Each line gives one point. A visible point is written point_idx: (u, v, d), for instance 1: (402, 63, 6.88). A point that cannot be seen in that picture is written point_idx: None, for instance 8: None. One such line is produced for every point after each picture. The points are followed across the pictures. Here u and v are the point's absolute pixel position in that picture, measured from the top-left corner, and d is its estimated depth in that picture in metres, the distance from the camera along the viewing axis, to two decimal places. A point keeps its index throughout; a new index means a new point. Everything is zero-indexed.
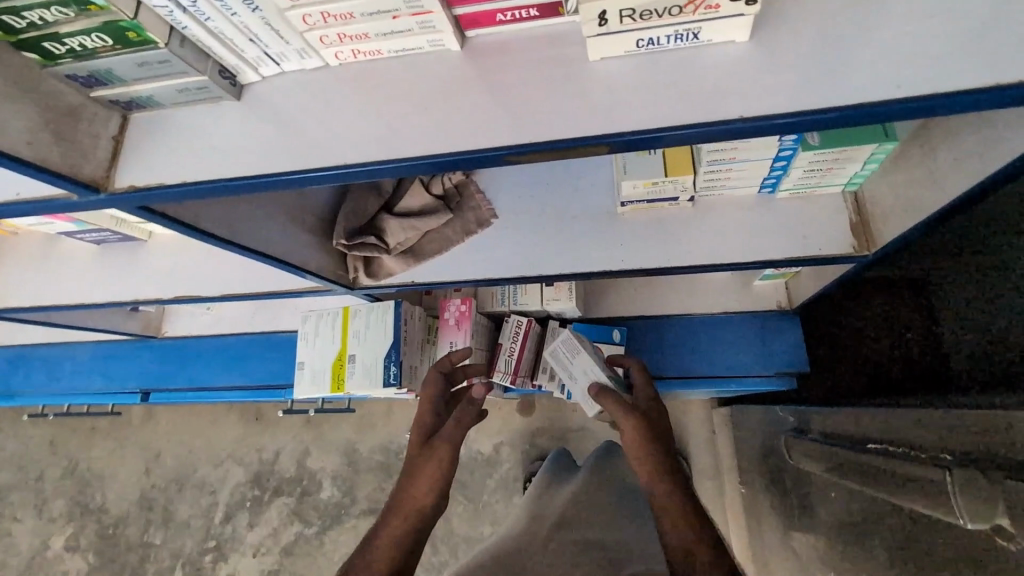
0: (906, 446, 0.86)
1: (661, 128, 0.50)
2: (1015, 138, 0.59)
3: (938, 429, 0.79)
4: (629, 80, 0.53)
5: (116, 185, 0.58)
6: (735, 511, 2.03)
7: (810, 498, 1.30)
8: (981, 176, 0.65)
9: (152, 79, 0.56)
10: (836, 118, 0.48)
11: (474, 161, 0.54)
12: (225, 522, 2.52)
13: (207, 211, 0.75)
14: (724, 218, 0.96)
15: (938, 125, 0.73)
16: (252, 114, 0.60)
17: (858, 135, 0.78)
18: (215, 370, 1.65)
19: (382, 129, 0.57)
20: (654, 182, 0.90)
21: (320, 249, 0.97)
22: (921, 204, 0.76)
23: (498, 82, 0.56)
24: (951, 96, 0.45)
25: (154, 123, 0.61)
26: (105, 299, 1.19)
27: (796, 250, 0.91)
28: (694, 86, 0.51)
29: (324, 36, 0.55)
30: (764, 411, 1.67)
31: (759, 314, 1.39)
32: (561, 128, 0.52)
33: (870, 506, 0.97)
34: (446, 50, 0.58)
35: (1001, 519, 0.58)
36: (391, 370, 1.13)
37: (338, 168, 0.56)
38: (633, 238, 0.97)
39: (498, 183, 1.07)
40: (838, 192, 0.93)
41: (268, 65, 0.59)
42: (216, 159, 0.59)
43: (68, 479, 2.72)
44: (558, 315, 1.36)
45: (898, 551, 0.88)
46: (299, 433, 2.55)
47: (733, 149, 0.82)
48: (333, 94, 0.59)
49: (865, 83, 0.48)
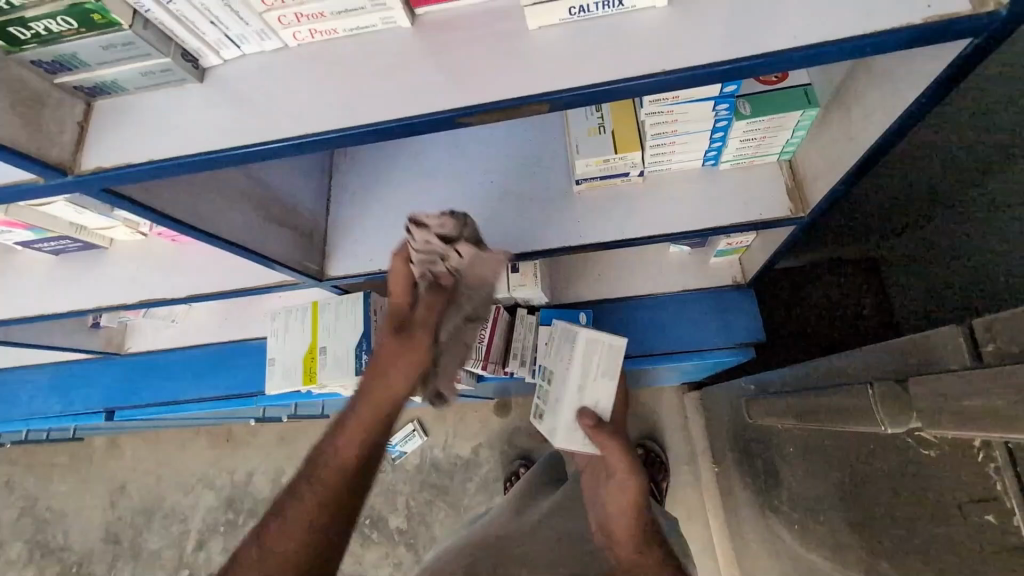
0: (829, 380, 0.94)
1: (597, 85, 0.56)
2: (906, 89, 0.68)
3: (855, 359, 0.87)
4: (564, 45, 0.59)
5: (83, 167, 0.60)
6: (711, 493, 2.09)
7: (775, 463, 1.36)
8: (885, 127, 0.73)
9: (116, 62, 0.59)
10: (745, 67, 0.55)
11: (429, 124, 0.59)
12: (198, 549, 2.44)
13: (174, 199, 0.77)
14: (672, 193, 1.03)
15: (850, 88, 0.82)
16: (215, 94, 0.63)
17: (785, 104, 0.86)
18: (183, 384, 1.63)
19: (343, 102, 0.61)
20: (605, 159, 0.96)
21: (289, 240, 0.99)
22: (843, 160, 0.84)
23: (448, 54, 0.61)
24: (838, 44, 0.54)
25: (118, 109, 0.64)
26: (65, 309, 1.17)
27: (739, 217, 0.98)
28: (623, 47, 0.58)
29: (281, 17, 0.59)
30: (729, 388, 1.75)
31: (718, 288, 1.45)
32: (504, 90, 0.58)
33: (818, 441, 1.05)
34: (397, 27, 0.63)
35: (914, 422, 0.66)
36: (363, 358, 1.14)
37: (305, 137, 0.60)
38: (590, 215, 1.04)
39: (460, 169, 1.12)
40: (774, 161, 1.01)
41: (229, 47, 0.63)
42: (182, 138, 0.62)
43: (26, 519, 2.59)
44: (526, 302, 1.40)
45: (846, 486, 0.95)
46: (273, 452, 2.51)
47: (674, 121, 0.88)
48: (293, 71, 0.63)
49: (769, 39, 0.56)
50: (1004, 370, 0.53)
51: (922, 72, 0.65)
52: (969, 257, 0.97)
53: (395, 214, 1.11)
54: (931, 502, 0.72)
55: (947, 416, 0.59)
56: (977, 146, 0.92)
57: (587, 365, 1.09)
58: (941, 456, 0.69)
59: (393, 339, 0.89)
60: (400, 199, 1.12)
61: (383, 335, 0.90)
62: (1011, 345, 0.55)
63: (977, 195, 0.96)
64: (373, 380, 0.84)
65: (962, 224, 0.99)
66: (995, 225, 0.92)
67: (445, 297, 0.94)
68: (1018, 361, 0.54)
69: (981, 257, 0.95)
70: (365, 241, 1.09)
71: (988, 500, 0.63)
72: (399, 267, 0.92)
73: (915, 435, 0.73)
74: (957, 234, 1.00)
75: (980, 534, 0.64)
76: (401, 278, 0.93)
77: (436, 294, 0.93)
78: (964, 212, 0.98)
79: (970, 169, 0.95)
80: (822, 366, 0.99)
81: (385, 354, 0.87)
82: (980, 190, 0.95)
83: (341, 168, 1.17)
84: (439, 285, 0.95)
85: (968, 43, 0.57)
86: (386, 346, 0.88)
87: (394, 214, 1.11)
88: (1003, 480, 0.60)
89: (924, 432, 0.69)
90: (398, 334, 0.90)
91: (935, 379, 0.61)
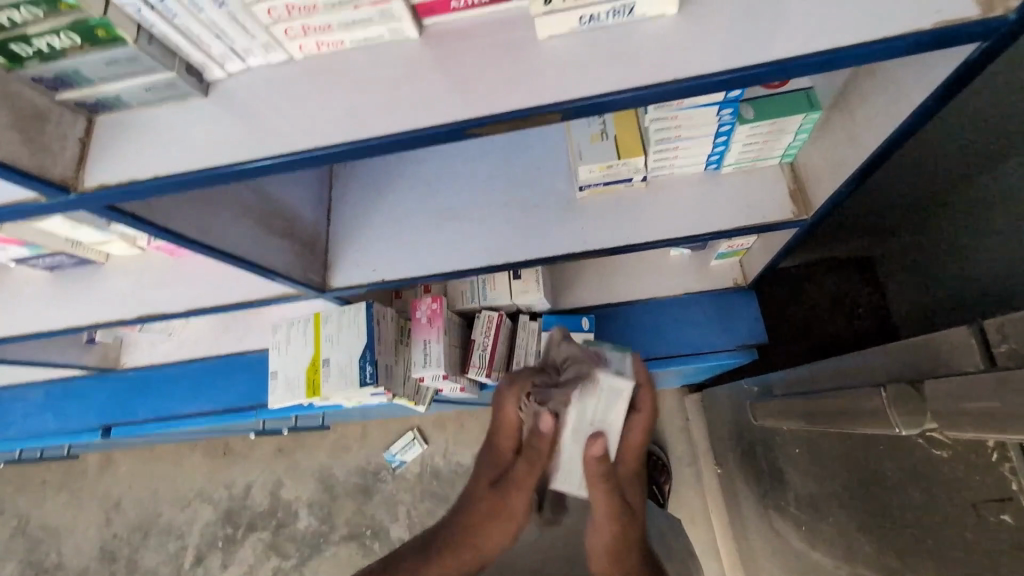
0: (835, 381, 0.95)
1: (609, 93, 0.56)
2: (911, 92, 0.69)
3: (861, 361, 0.87)
4: (575, 55, 0.58)
5: (85, 185, 0.59)
6: (714, 494, 2.09)
7: (780, 464, 1.35)
8: (889, 130, 0.74)
9: (119, 78, 0.58)
10: (757, 74, 0.55)
11: (438, 137, 0.59)
12: (196, 565, 2.40)
13: (175, 213, 0.76)
14: (674, 197, 1.03)
15: (853, 90, 0.82)
16: (220, 108, 0.62)
17: (788, 108, 0.87)
18: (180, 398, 1.61)
19: (350, 114, 0.60)
20: (608, 165, 0.96)
21: (291, 253, 0.98)
22: (846, 162, 0.85)
23: (455, 65, 0.60)
24: (848, 50, 0.54)
25: (121, 124, 0.63)
26: (62, 326, 1.15)
27: (742, 220, 0.99)
28: (633, 56, 0.57)
29: (288, 30, 0.59)
30: (731, 389, 1.75)
31: (719, 291, 1.46)
32: (513, 101, 0.57)
33: (824, 441, 1.05)
34: (405, 38, 0.62)
35: (929, 423, 0.65)
36: (366, 369, 1.13)
37: (311, 151, 0.59)
38: (593, 221, 1.04)
39: (461, 178, 1.11)
40: (776, 164, 1.01)
41: (234, 61, 0.62)
42: (187, 152, 0.61)
43: (19, 538, 2.54)
44: (528, 309, 1.39)
45: (854, 486, 0.95)
46: (272, 464, 2.48)
47: (677, 126, 0.88)
48: (299, 84, 0.62)
49: (780, 45, 0.56)
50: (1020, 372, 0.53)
51: (928, 76, 0.65)
52: (950, 260, 0.94)
53: (396, 225, 1.10)
54: (944, 502, 0.72)
55: (964, 416, 0.58)
56: (967, 145, 0.87)
57: (576, 431, 0.78)
58: (954, 457, 0.69)
59: (493, 489, 0.79)
60: (401, 210, 1.11)
61: (484, 480, 0.81)
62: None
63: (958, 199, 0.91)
64: (470, 529, 0.76)
65: (942, 230, 0.95)
66: (976, 231, 0.88)
67: (548, 447, 0.77)
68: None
69: (960, 263, 0.92)
70: (366, 252, 1.08)
71: (1003, 499, 0.62)
72: (510, 414, 0.81)
73: (927, 435, 0.73)
74: (941, 239, 0.96)
75: (996, 533, 0.64)
76: (510, 422, 0.81)
77: (535, 444, 0.77)
78: (946, 215, 0.94)
79: (963, 168, 0.89)
80: (829, 367, 0.98)
81: (477, 502, 0.78)
82: (960, 196, 0.91)
83: (342, 178, 1.16)
84: (539, 433, 0.77)
85: (975, 46, 0.57)
86: (484, 495, 0.79)
87: (394, 225, 1.10)
88: (1020, 480, 0.60)
89: (936, 433, 0.69)
90: (500, 484, 0.79)
91: (949, 381, 0.61)
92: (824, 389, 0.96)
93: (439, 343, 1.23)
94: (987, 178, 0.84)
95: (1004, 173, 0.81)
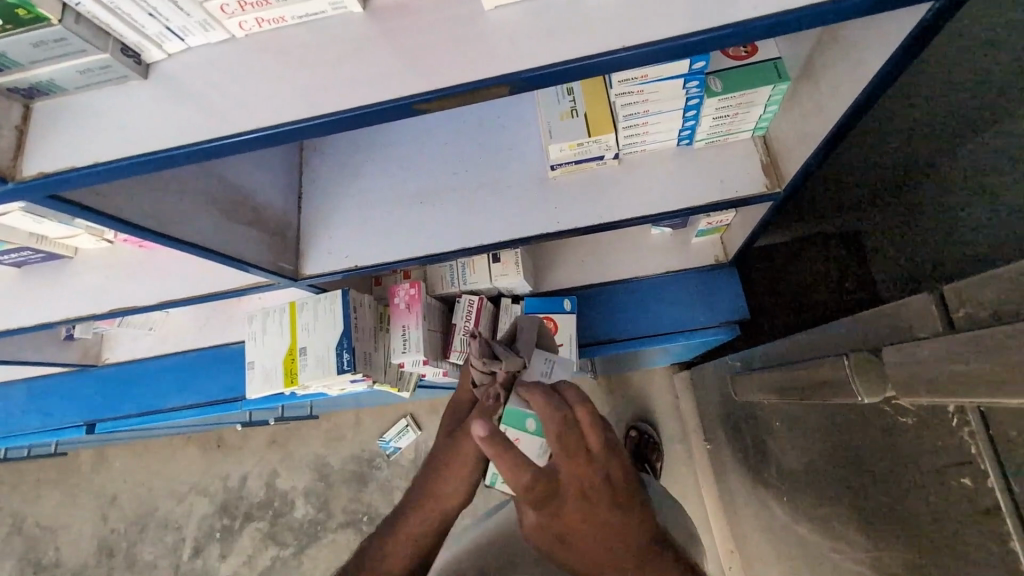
0: (808, 351, 0.94)
1: (555, 64, 0.54)
2: (874, 56, 0.68)
3: (832, 330, 0.87)
4: (522, 26, 0.57)
5: (24, 173, 0.58)
6: (705, 470, 2.10)
7: (763, 438, 1.36)
8: (856, 95, 0.72)
9: (49, 62, 0.56)
10: (710, 39, 0.54)
11: (386, 112, 0.57)
12: (195, 557, 2.42)
13: (129, 202, 0.74)
14: (647, 173, 1.02)
15: (820, 56, 0.80)
16: (159, 90, 0.60)
17: (756, 79, 0.85)
18: (164, 392, 1.59)
19: (301, 93, 0.58)
20: (578, 143, 0.94)
21: (261, 242, 0.96)
22: (815, 132, 0.84)
23: (406, 38, 0.58)
24: (801, 11, 0.53)
25: (58, 111, 0.61)
26: (33, 323, 1.14)
27: (717, 195, 0.97)
28: (581, 24, 0.56)
29: (224, 6, 0.57)
30: (717, 365, 1.75)
31: (701, 268, 1.45)
32: (461, 74, 0.56)
33: (801, 412, 1.05)
34: (349, 13, 0.60)
35: (890, 391, 0.66)
36: (343, 357, 1.12)
37: (256, 132, 0.57)
38: (566, 199, 1.02)
39: (431, 158, 1.10)
40: (749, 137, 1.00)
41: (172, 41, 0.60)
42: (127, 138, 0.59)
43: (16, 537, 2.55)
44: (509, 292, 1.38)
45: (828, 454, 0.95)
46: (265, 455, 2.48)
47: (645, 101, 0.87)
48: (242, 64, 0.60)
49: (730, 10, 0.54)
50: (976, 335, 0.52)
51: (886, 38, 0.65)
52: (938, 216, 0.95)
53: (368, 211, 1.09)
54: (912, 471, 0.72)
55: (920, 384, 0.59)
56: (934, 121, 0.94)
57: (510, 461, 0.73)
58: (919, 423, 0.69)
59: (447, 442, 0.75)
60: (373, 195, 1.10)
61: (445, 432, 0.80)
62: (981, 310, 0.55)
63: (945, 164, 0.94)
64: (427, 480, 0.73)
65: (914, 203, 1.00)
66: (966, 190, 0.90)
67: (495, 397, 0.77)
68: (986, 326, 0.54)
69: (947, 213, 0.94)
70: (338, 239, 1.07)
71: (964, 464, 0.62)
72: (464, 394, 0.80)
73: (893, 403, 0.73)
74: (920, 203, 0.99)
75: (959, 497, 0.64)
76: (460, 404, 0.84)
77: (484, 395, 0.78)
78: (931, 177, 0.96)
79: (939, 141, 0.94)
80: (804, 338, 0.97)
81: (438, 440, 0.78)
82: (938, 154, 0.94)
83: (312, 162, 1.14)
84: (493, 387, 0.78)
85: (930, 5, 0.56)
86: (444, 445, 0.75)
87: (367, 211, 1.09)
88: (978, 445, 0.59)
89: (900, 400, 0.69)
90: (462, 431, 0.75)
91: (909, 346, 0.61)
92: (796, 360, 0.97)
93: (419, 328, 1.22)
94: (969, 146, 0.90)
95: (1001, 135, 0.85)
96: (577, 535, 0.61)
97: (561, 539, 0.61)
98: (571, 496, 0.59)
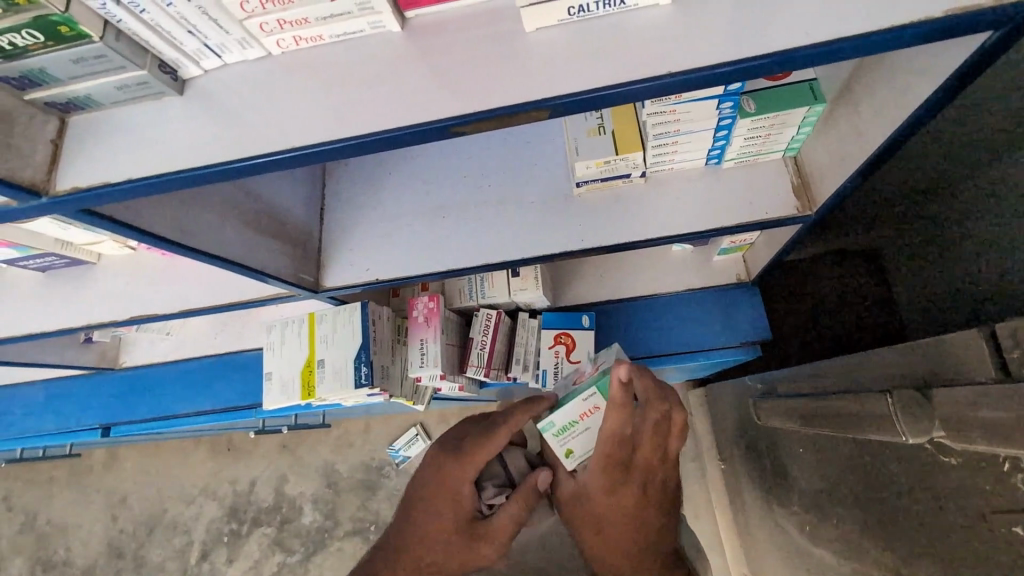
0: (840, 380, 0.92)
1: (599, 87, 0.53)
2: (920, 84, 0.65)
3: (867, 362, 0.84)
4: (563, 48, 0.56)
5: (58, 188, 0.57)
6: (718, 489, 2.06)
7: (784, 462, 1.32)
8: (900, 121, 0.70)
9: (88, 77, 0.56)
10: (755, 65, 0.53)
11: (423, 134, 0.56)
12: (202, 560, 2.42)
13: (153, 213, 0.73)
14: (675, 192, 1.00)
15: (860, 79, 0.78)
16: (195, 107, 0.60)
17: (790, 100, 0.84)
18: (178, 397, 1.59)
19: (335, 111, 0.58)
20: (606, 161, 0.93)
21: (281, 254, 0.95)
22: (852, 156, 0.82)
23: (442, 60, 0.58)
24: (851, 40, 0.51)
25: (94, 125, 0.61)
26: (57, 327, 1.14)
27: (746, 217, 0.95)
28: (622, 46, 0.55)
29: (264, 24, 0.56)
30: (734, 384, 1.72)
31: (721, 287, 1.42)
32: (499, 99, 0.55)
33: (828, 439, 1.03)
34: (387, 31, 0.60)
35: (939, 433, 0.64)
36: (361, 370, 1.11)
37: (288, 153, 0.57)
38: (591, 216, 1.01)
39: (454, 170, 1.09)
40: (779, 157, 0.98)
41: (209, 57, 0.60)
42: (160, 155, 0.59)
43: (28, 534, 2.56)
44: (528, 307, 1.36)
45: (858, 484, 0.93)
46: (274, 460, 2.48)
47: (676, 121, 0.85)
48: (277, 81, 0.60)
49: (778, 36, 0.53)
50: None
51: (933, 67, 0.63)
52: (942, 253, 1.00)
53: (390, 223, 1.08)
54: (954, 511, 0.69)
55: (978, 427, 0.56)
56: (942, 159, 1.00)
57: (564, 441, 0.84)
58: (964, 465, 0.67)
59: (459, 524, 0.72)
60: (394, 206, 1.09)
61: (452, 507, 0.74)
62: None
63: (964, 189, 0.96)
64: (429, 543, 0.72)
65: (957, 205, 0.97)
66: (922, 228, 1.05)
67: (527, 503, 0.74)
68: None
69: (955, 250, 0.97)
70: (359, 250, 1.06)
71: (1013, 512, 0.60)
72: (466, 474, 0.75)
73: (935, 441, 0.71)
74: (982, 218, 0.94)
75: (1004, 544, 0.62)
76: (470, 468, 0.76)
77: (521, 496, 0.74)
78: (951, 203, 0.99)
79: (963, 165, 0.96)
80: (834, 366, 0.95)
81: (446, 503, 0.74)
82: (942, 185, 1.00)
83: (335, 173, 1.15)
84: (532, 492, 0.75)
85: (984, 38, 0.55)
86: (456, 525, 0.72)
87: (389, 222, 1.08)
88: None
89: (943, 440, 0.67)
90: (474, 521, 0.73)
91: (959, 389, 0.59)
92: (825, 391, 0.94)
93: (437, 343, 1.20)
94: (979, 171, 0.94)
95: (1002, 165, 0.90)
96: (614, 525, 0.68)
97: (598, 521, 0.69)
98: (635, 469, 0.71)
